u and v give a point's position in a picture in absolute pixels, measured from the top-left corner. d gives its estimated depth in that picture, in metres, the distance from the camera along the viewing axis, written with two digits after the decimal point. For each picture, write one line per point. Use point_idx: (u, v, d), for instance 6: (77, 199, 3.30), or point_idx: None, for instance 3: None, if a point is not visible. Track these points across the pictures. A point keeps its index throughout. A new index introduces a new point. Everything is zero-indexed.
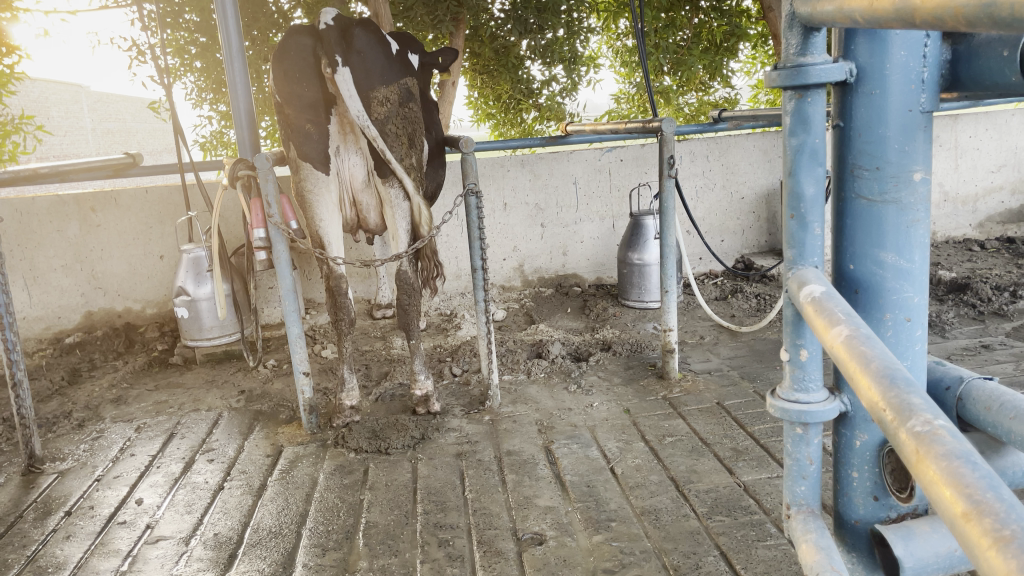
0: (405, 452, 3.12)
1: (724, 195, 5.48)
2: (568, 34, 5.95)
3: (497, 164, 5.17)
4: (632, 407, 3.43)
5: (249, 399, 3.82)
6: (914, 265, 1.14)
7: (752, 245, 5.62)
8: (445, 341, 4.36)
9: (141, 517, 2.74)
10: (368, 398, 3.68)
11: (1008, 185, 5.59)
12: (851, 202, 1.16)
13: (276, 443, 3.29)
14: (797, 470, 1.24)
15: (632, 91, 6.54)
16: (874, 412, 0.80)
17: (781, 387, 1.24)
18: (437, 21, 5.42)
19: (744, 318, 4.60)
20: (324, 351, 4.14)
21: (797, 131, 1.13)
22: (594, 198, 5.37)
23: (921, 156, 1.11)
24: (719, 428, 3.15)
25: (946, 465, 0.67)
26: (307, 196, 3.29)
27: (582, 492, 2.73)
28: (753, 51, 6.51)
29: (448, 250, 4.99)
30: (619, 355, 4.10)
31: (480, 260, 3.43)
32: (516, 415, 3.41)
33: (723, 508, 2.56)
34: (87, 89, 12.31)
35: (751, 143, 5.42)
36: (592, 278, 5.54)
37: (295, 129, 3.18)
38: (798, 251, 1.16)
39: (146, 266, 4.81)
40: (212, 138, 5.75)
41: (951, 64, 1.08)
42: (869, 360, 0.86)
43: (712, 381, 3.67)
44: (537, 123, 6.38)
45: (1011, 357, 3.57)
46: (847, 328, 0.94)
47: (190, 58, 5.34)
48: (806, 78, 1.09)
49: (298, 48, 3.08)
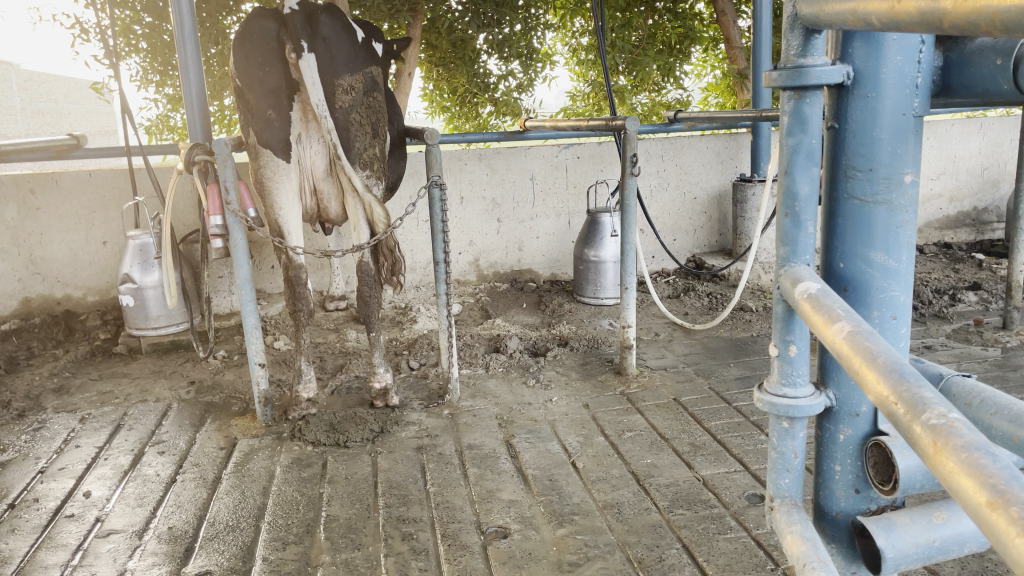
0: (364, 445, 3.08)
1: (677, 195, 5.56)
2: (525, 29, 5.96)
3: (454, 158, 5.14)
4: (590, 402, 3.46)
5: (199, 390, 3.72)
6: (901, 265, 1.18)
7: (703, 245, 5.72)
8: (402, 335, 4.32)
9: (90, 510, 2.64)
10: (323, 391, 3.62)
11: (946, 192, 5.82)
12: (842, 202, 1.19)
13: (229, 436, 3.21)
14: (782, 463, 1.27)
15: (587, 89, 6.60)
16: (884, 406, 0.83)
17: (768, 381, 1.26)
18: (395, 11, 5.40)
19: (697, 316, 4.69)
20: (277, 343, 4.06)
21: (794, 131, 1.16)
22: (551, 195, 5.40)
23: (911, 158, 1.15)
24: (677, 423, 3.20)
25: (966, 456, 0.69)
26: (266, 183, 3.21)
27: (545, 486, 2.74)
28: (704, 54, 6.64)
29: (403, 243, 4.96)
30: (575, 351, 4.13)
31: (443, 253, 3.40)
32: (476, 409, 3.41)
33: (684, 502, 2.60)
34: (18, 68, 11.79)
35: (704, 144, 5.52)
36: (547, 274, 5.56)
37: (255, 114, 3.10)
38: (791, 249, 1.19)
39: (88, 252, 4.63)
40: (158, 121, 5.58)
41: (942, 70, 1.12)
42: (876, 355, 0.89)
43: (668, 377, 3.73)
44: (493, 118, 6.37)
45: (952, 357, 3.72)
46: (848, 324, 0.97)
47: (135, 39, 5.16)
48: (806, 79, 1.11)
49: (262, 32, 3.02)
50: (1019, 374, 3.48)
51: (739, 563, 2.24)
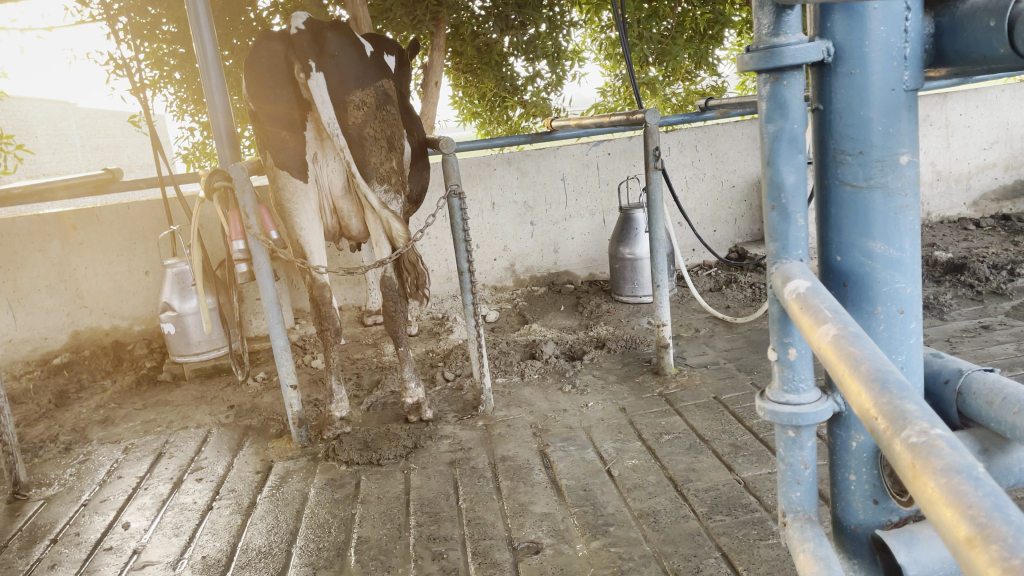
0: (397, 462, 3.05)
1: (714, 184, 5.41)
2: (551, 28, 5.88)
3: (483, 164, 5.09)
4: (628, 405, 3.36)
5: (238, 414, 3.75)
6: (905, 254, 1.08)
7: (745, 234, 5.55)
8: (437, 346, 4.29)
9: (128, 542, 2.67)
10: (358, 408, 3.61)
11: (1001, 161, 5.53)
12: (835, 189, 1.09)
13: (266, 459, 3.22)
14: (792, 475, 1.17)
15: (618, 83, 6.50)
16: (866, 420, 0.73)
17: (770, 389, 1.17)
18: (417, 22, 5.38)
19: (739, 308, 4.54)
20: (313, 361, 4.07)
21: (774, 117, 1.06)
22: (584, 194, 5.31)
23: (906, 137, 1.04)
24: (717, 423, 3.08)
25: (945, 481, 0.60)
26: (285, 205, 3.21)
27: (579, 497, 2.66)
28: (738, 38, 6.46)
29: (437, 253, 4.94)
30: (614, 352, 4.04)
31: (467, 263, 3.35)
32: (511, 419, 3.35)
33: (723, 507, 2.49)
34: (74, 106, 12.22)
35: (739, 130, 5.35)
36: (585, 275, 5.47)
37: (270, 137, 3.10)
38: (781, 245, 1.09)
39: (131, 282, 4.73)
40: (195, 149, 5.66)
41: (934, 38, 1.02)
42: (859, 362, 0.79)
43: (709, 374, 3.60)
44: (523, 120, 6.31)
45: (1012, 337, 3.51)
46: (835, 327, 0.87)
47: (169, 69, 5.25)
48: (781, 60, 1.02)
49: (269, 53, 3.01)
50: None
51: (779, 571, 2.13)
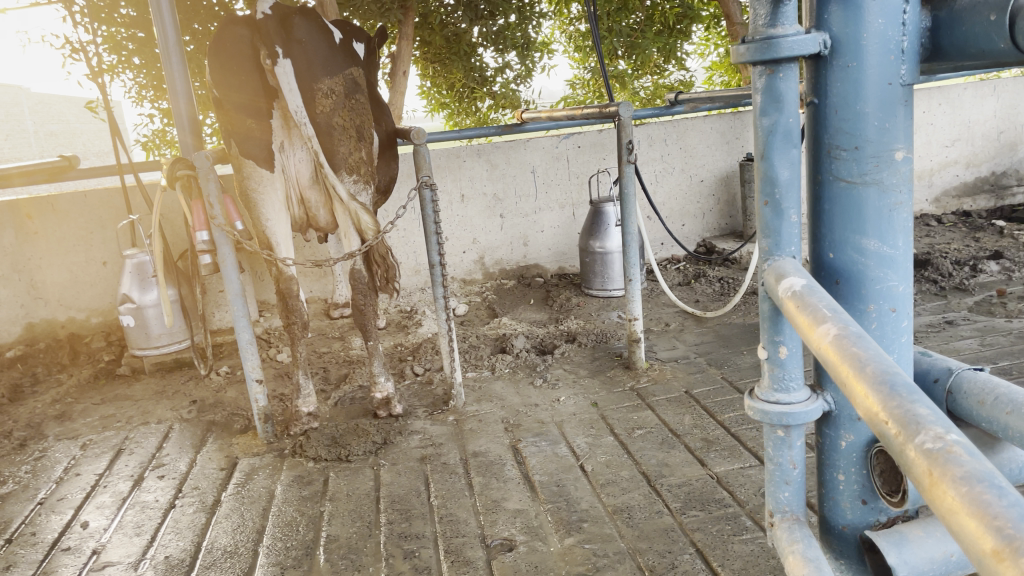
0: (366, 458, 3.00)
1: (683, 179, 5.42)
2: (520, 20, 5.83)
3: (452, 155, 5.03)
4: (599, 400, 3.35)
5: (201, 409, 3.65)
6: (898, 252, 1.06)
7: (713, 229, 5.57)
8: (406, 340, 4.23)
9: (87, 542, 2.58)
10: (326, 403, 3.54)
11: (962, 159, 5.63)
12: (828, 185, 1.07)
13: (231, 456, 3.14)
14: (780, 475, 1.15)
15: (587, 76, 6.48)
16: (874, 424, 0.71)
17: (759, 387, 1.15)
18: (384, 10, 5.29)
19: (708, 302, 4.55)
20: (278, 355, 3.99)
21: (768, 110, 1.04)
22: (553, 187, 5.28)
23: (901, 132, 1.03)
24: (689, 417, 3.08)
25: (967, 491, 0.58)
26: (251, 195, 3.13)
27: (552, 493, 2.63)
28: (706, 33, 6.48)
29: (405, 245, 4.87)
30: (584, 346, 4.02)
31: (438, 256, 3.30)
32: (482, 414, 3.31)
33: (697, 502, 2.48)
34: (27, 91, 11.80)
35: (708, 125, 5.37)
36: (554, 268, 5.45)
37: (236, 125, 3.01)
38: (774, 241, 1.07)
39: (89, 273, 4.59)
40: (155, 136, 5.50)
41: (931, 32, 1.01)
42: (864, 363, 0.77)
43: (680, 369, 3.61)
44: (492, 112, 6.25)
45: (975, 332, 3.57)
46: (835, 327, 0.85)
47: (128, 54, 5.08)
48: (777, 52, 0.99)
49: (235, 39, 2.92)
50: None
51: (754, 567, 2.13)
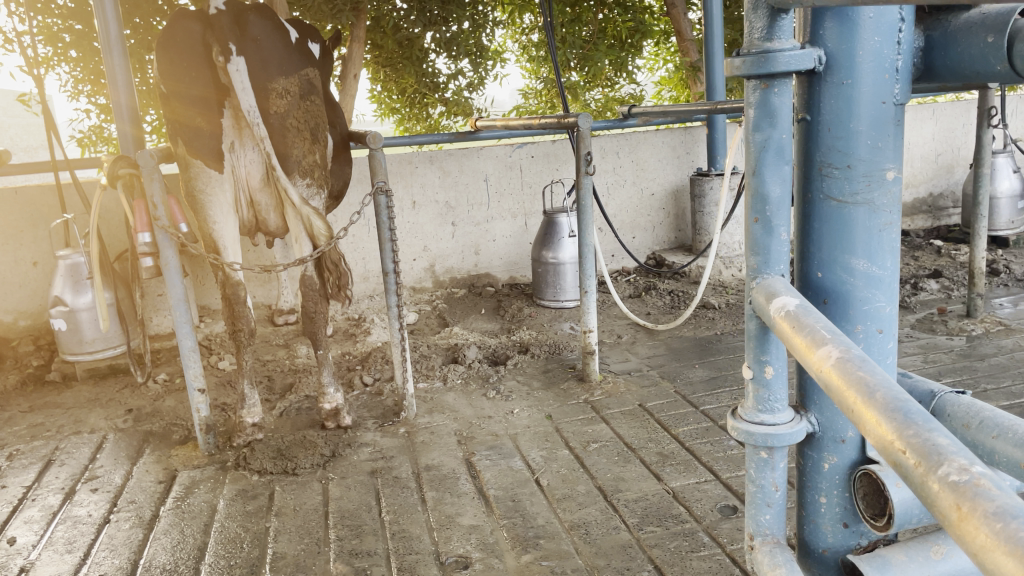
0: (314, 472, 2.89)
1: (634, 192, 5.45)
2: (473, 27, 5.79)
3: (405, 161, 4.96)
4: (553, 412, 3.31)
5: (137, 418, 3.49)
6: (886, 272, 1.05)
7: (663, 242, 5.61)
8: (355, 348, 4.13)
9: (13, 560, 2.42)
10: (271, 414, 3.42)
11: None
12: (818, 204, 1.05)
13: (170, 468, 3.00)
14: (761, 497, 1.13)
15: (539, 86, 6.48)
16: (888, 454, 0.69)
17: (742, 407, 1.13)
18: (337, 12, 5.18)
19: (659, 315, 4.57)
20: (221, 363, 3.84)
21: (762, 125, 1.01)
22: (505, 196, 5.25)
23: (892, 152, 1.01)
24: (643, 431, 3.07)
25: (1001, 528, 0.55)
26: (198, 196, 2.99)
27: (507, 508, 2.58)
28: (656, 48, 6.55)
29: (354, 251, 4.77)
30: (537, 357, 3.98)
31: (392, 264, 3.22)
32: (434, 426, 3.24)
33: (654, 518, 2.46)
34: None
35: (659, 139, 5.41)
36: (505, 278, 5.41)
37: (183, 123, 2.89)
38: (762, 259, 1.05)
39: (17, 274, 4.34)
40: (91, 132, 5.27)
41: (924, 52, 1.00)
42: (873, 390, 0.75)
43: (633, 381, 3.60)
44: (444, 119, 6.19)
45: (918, 349, 3.66)
46: (836, 349, 0.83)
47: (64, 47, 4.86)
48: (774, 66, 0.97)
49: (186, 34, 2.81)
50: (987, 362, 3.43)
51: None
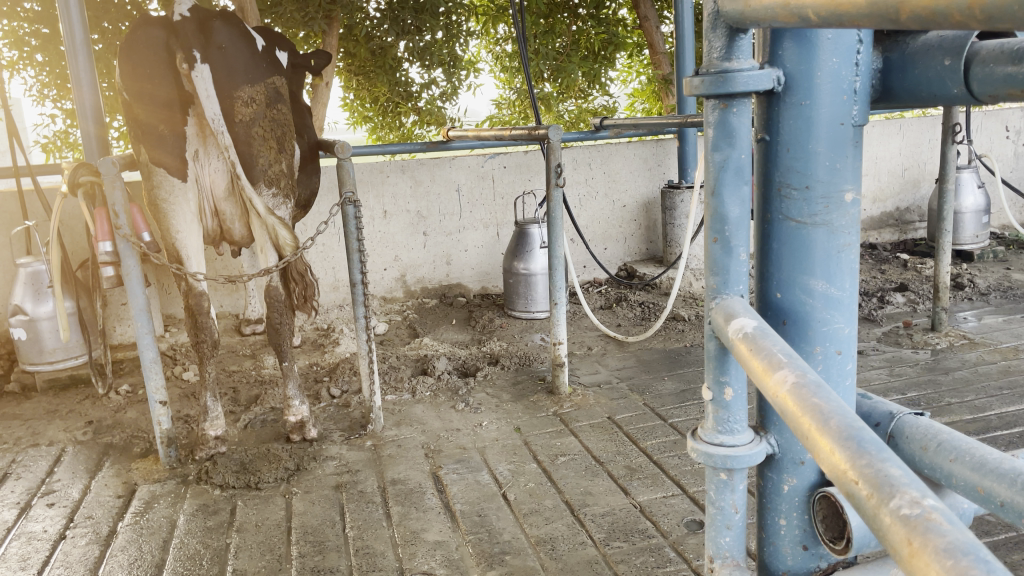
0: (277, 486, 2.84)
1: (606, 204, 5.46)
2: (447, 36, 5.76)
3: (375, 170, 4.93)
4: (522, 425, 3.29)
5: (97, 430, 3.41)
6: (845, 293, 1.04)
7: (635, 253, 5.62)
8: (323, 359, 4.08)
9: None
10: (235, 426, 3.36)
11: (869, 193, 5.91)
12: (777, 224, 1.05)
13: (129, 482, 2.93)
14: (721, 520, 1.12)
15: (512, 97, 6.47)
16: (842, 484, 0.68)
17: (702, 428, 1.12)
18: (308, 19, 5.14)
19: (630, 327, 4.57)
20: (185, 374, 3.77)
21: (720, 146, 1.01)
22: (477, 206, 5.23)
23: (851, 173, 1.01)
24: (612, 444, 3.06)
25: (952, 564, 0.54)
26: (160, 205, 2.94)
27: (473, 523, 2.55)
28: (629, 61, 6.57)
29: (324, 260, 4.72)
30: (507, 369, 3.96)
31: (359, 275, 3.18)
32: (401, 439, 3.20)
33: (621, 533, 2.45)
34: None
35: (631, 151, 5.43)
36: (476, 288, 5.38)
37: (146, 130, 2.84)
38: (722, 279, 1.04)
39: None
40: (56, 138, 5.16)
41: (881, 73, 1.00)
42: (827, 417, 0.74)
43: (602, 394, 3.58)
44: (417, 128, 6.14)
45: (884, 362, 3.70)
46: (792, 374, 0.82)
47: (30, 51, 4.77)
48: (732, 86, 0.96)
49: (148, 41, 2.77)
50: (951, 376, 3.47)
51: None
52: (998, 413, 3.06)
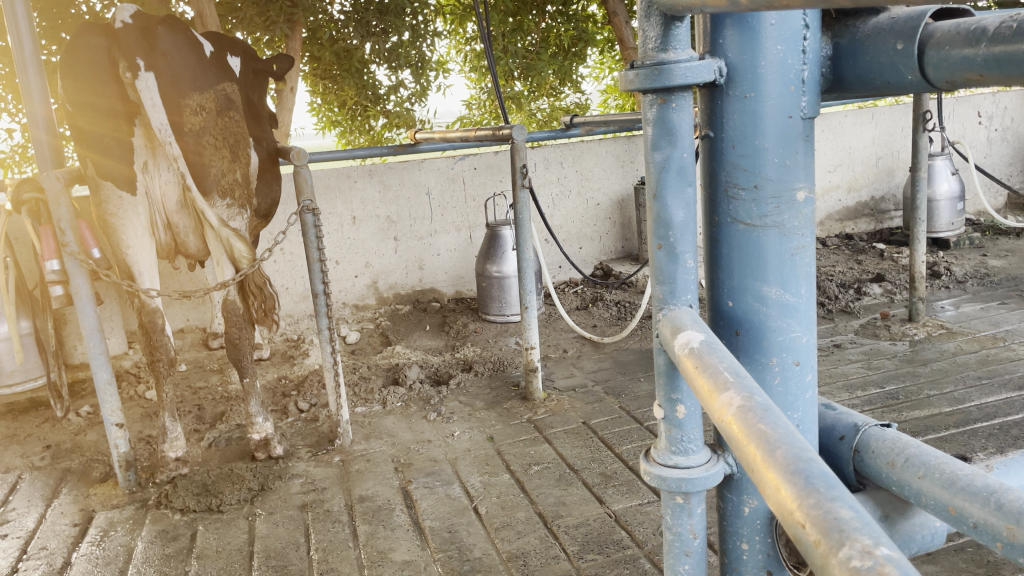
0: (240, 508, 2.74)
1: (579, 202, 5.38)
2: (414, 37, 5.64)
3: (343, 175, 4.82)
4: (495, 434, 3.21)
5: (55, 455, 3.29)
6: (801, 300, 0.97)
7: (610, 251, 5.55)
8: (291, 372, 3.97)
9: None
10: (199, 445, 3.25)
11: (844, 184, 5.87)
12: (725, 227, 0.97)
13: (86, 508, 2.81)
14: (680, 546, 1.03)
15: (483, 96, 6.38)
16: (789, 526, 0.59)
17: (655, 449, 1.03)
18: (270, 23, 5.00)
19: (606, 328, 4.50)
20: (147, 393, 3.65)
21: (661, 144, 0.93)
22: (448, 209, 5.14)
23: (803, 171, 0.93)
24: (586, 451, 2.98)
25: None
26: (109, 220, 2.84)
27: (443, 540, 2.46)
28: (600, 57, 6.50)
29: (292, 270, 4.61)
30: (481, 376, 3.87)
31: (321, 285, 3.08)
32: (370, 453, 3.10)
33: (595, 545, 2.36)
34: None
35: (603, 148, 5.35)
36: (451, 292, 5.28)
37: (91, 143, 2.73)
38: (669, 288, 0.96)
39: None
40: (14, 151, 5.00)
41: (832, 60, 0.93)
42: (775, 447, 0.65)
43: (577, 398, 3.50)
44: (386, 131, 6.03)
45: (862, 355, 3.65)
46: (738, 396, 0.73)
47: None
48: (669, 80, 0.88)
49: (90, 49, 2.67)
50: (929, 368, 3.42)
51: None
52: (977, 405, 3.00)
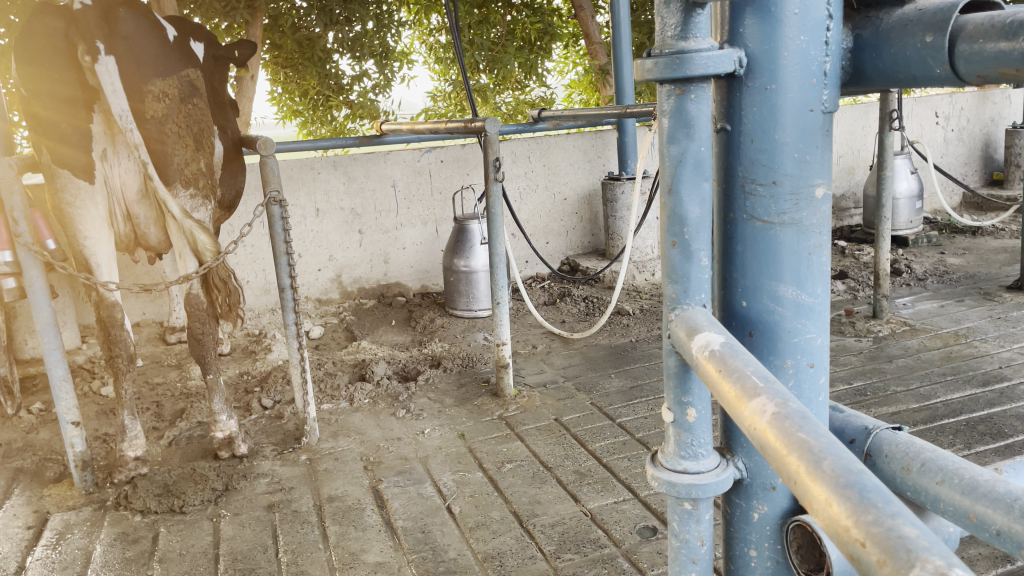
0: (204, 509, 2.65)
1: (546, 196, 5.35)
2: (378, 27, 5.54)
3: (306, 166, 4.72)
4: (466, 431, 3.16)
5: (5, 454, 3.14)
6: (817, 300, 0.94)
7: (577, 246, 5.52)
8: (254, 368, 3.86)
9: None
10: (159, 444, 3.14)
11: None
12: (740, 224, 0.94)
13: (40, 510, 2.69)
14: (686, 553, 1.00)
15: (448, 89, 6.31)
16: (844, 545, 0.56)
17: (662, 453, 1.00)
18: (230, 8, 4.85)
19: (574, 323, 4.48)
20: (102, 389, 3.52)
21: (677, 136, 0.89)
22: (414, 202, 5.06)
23: (821, 166, 0.90)
24: (559, 448, 2.95)
25: None
26: (65, 209, 2.71)
27: (416, 540, 2.40)
28: (565, 51, 6.49)
29: (254, 263, 4.49)
30: (449, 372, 3.82)
31: (288, 279, 2.99)
32: (338, 451, 3.03)
33: (571, 544, 2.33)
34: None
35: (570, 143, 5.33)
36: (416, 287, 5.20)
37: (47, 129, 2.61)
38: (682, 287, 0.93)
39: None
40: None
41: (853, 53, 0.90)
42: (820, 458, 0.62)
43: (548, 395, 3.47)
44: (349, 122, 5.93)
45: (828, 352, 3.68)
46: (770, 402, 0.70)
47: None
48: (689, 70, 0.84)
49: (47, 31, 2.55)
50: (894, 364, 3.46)
51: None
52: (943, 401, 3.05)
